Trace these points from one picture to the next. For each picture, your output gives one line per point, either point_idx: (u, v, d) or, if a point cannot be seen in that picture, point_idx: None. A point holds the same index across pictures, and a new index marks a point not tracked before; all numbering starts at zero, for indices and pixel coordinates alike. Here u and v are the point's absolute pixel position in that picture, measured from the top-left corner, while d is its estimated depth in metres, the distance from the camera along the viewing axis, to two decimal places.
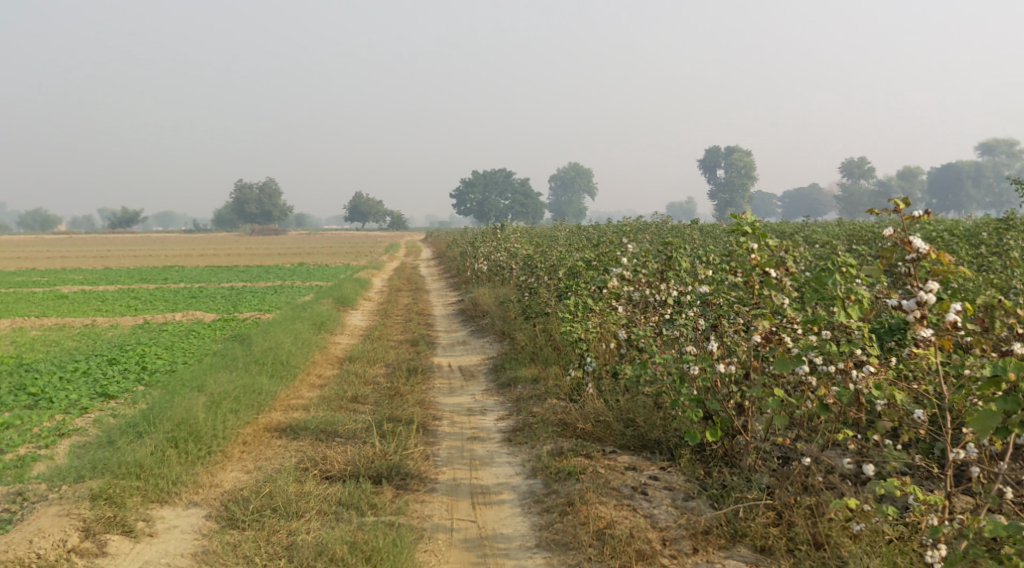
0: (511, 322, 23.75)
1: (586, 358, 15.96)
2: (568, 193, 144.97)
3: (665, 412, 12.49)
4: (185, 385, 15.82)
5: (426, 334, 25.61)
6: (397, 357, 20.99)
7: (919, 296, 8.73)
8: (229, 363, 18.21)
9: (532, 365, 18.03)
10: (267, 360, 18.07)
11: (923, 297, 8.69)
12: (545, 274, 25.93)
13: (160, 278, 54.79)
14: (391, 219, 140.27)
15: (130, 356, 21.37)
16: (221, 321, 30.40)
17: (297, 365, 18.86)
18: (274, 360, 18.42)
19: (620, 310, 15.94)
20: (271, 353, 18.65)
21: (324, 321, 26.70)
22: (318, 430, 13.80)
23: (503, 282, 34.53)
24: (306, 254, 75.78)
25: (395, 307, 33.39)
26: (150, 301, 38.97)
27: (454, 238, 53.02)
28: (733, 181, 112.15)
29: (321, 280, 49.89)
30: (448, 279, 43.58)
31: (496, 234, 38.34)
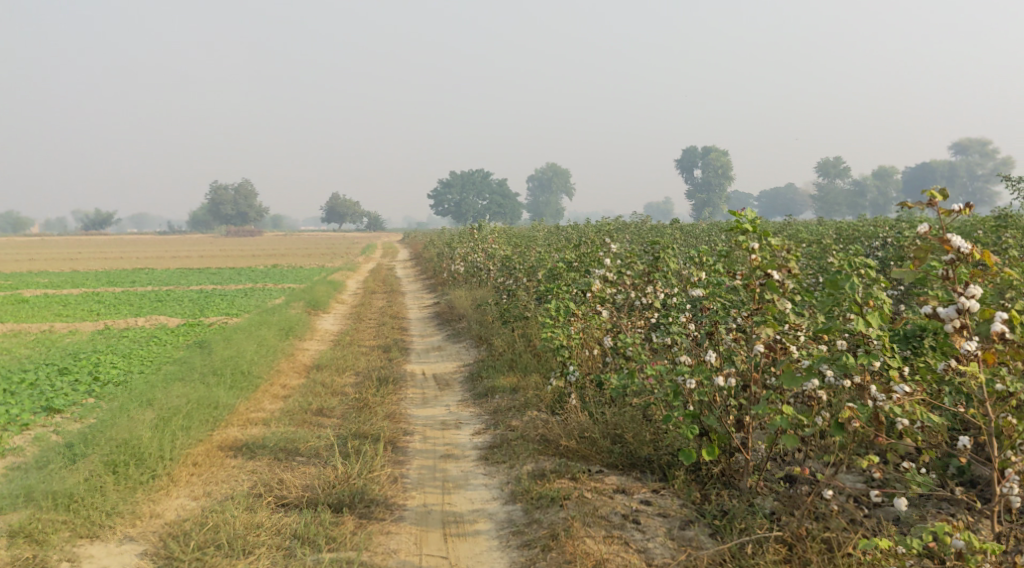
0: (488, 327, 22.65)
1: (569, 366, 14.89)
2: (546, 193, 143.91)
3: (656, 426, 11.42)
4: (135, 399, 14.64)
5: (399, 339, 24.47)
6: (367, 364, 19.83)
7: (962, 303, 8.31)
8: (186, 373, 17.02)
9: (511, 374, 16.93)
10: (226, 370, 16.89)
11: (967, 304, 8.27)
12: (524, 276, 24.83)
13: (129, 281, 53.31)
14: (368, 220, 138.89)
15: (83, 364, 20.12)
16: (186, 326, 29.12)
17: (260, 375, 17.68)
18: (234, 370, 17.24)
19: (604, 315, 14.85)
20: (232, 362, 17.46)
21: (293, 326, 25.51)
22: (276, 448, 12.64)
23: (481, 284, 33.41)
24: (280, 256, 74.39)
25: (369, 311, 32.21)
26: (115, 306, 37.61)
27: (431, 239, 51.83)
28: (711, 180, 111.44)
29: (294, 282, 48.61)
30: (425, 280, 42.42)
31: (472, 234, 37.21)
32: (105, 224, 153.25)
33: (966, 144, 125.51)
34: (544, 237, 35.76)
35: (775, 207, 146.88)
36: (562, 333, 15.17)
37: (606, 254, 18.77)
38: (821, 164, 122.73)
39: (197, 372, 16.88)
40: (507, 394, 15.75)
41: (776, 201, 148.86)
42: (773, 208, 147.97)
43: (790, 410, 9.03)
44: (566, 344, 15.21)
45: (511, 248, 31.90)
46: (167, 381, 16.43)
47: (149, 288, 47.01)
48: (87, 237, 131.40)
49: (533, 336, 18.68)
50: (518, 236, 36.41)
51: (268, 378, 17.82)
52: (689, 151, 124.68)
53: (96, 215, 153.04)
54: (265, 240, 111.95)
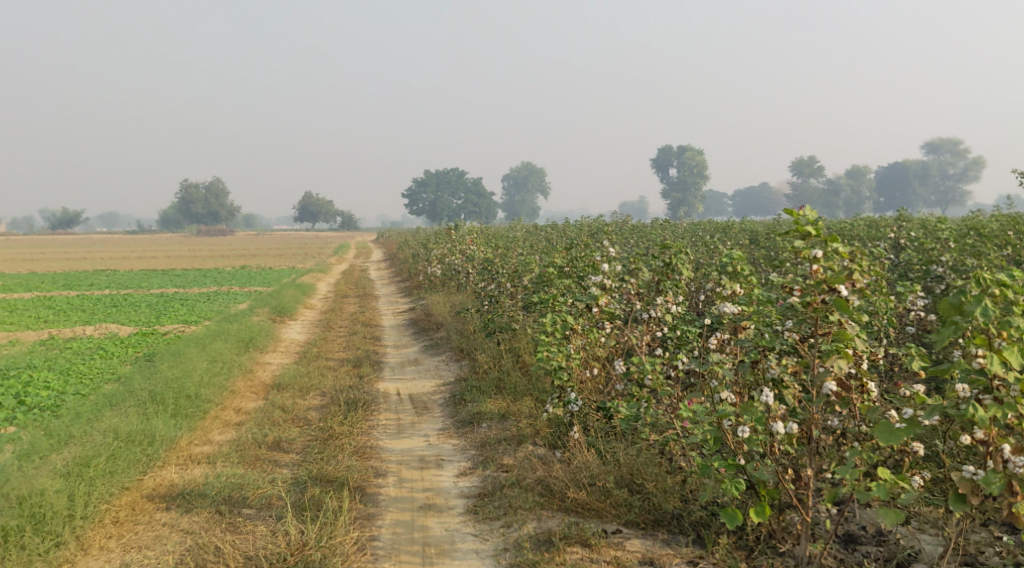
0: (470, 337, 20.52)
1: (570, 392, 12.73)
2: (521, 192, 141.54)
3: (684, 475, 9.65)
4: (58, 431, 12.69)
5: (371, 350, 22.25)
6: (335, 383, 17.57)
7: None
8: (123, 399, 14.86)
9: (498, 396, 14.82)
10: (169, 395, 14.59)
11: None
12: (507, 281, 22.65)
13: (87, 284, 50.66)
14: (341, 219, 136.19)
15: (11, 386, 17.89)
16: (138, 335, 26.82)
17: (211, 399, 15.42)
18: (180, 394, 15.00)
19: (613, 333, 12.68)
20: (177, 382, 15.21)
21: (254, 337, 23.25)
22: (219, 498, 10.43)
23: (459, 290, 31.19)
24: (249, 256, 71.77)
25: (339, 318, 29.93)
26: (65, 313, 35.15)
27: (405, 239, 49.40)
28: (686, 180, 109.44)
29: (260, 285, 46.13)
30: (399, 283, 40.13)
31: (449, 234, 34.88)
32: (73, 224, 149.75)
33: (937, 143, 124.27)
34: (525, 238, 33.52)
35: (749, 207, 145.25)
36: (561, 352, 13.05)
37: (604, 258, 16.70)
38: (797, 163, 121.16)
39: (136, 397, 14.64)
40: (498, 424, 13.51)
41: (752, 200, 147.27)
42: (749, 207, 146.35)
43: (889, 476, 7.75)
44: (565, 366, 13.06)
45: (492, 250, 29.66)
46: (99, 410, 14.29)
47: (106, 292, 44.46)
48: (51, 237, 128.16)
49: (525, 356, 16.42)
50: (497, 237, 34.10)
51: (220, 401, 15.57)
52: (666, 148, 122.72)
53: (63, 213, 149.31)
54: (234, 240, 109.20)
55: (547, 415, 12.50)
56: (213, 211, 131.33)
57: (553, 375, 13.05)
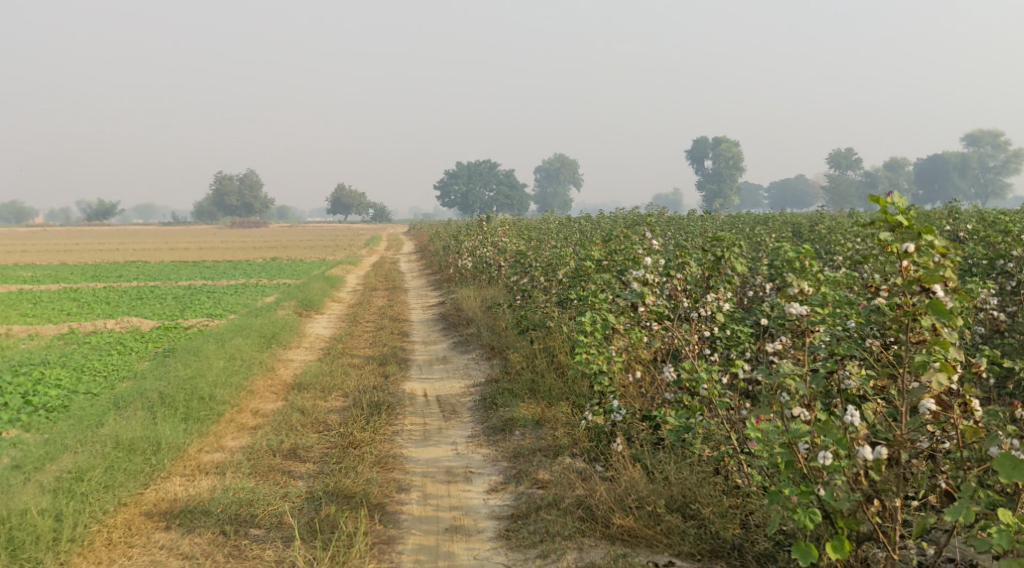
0: (502, 335, 19.48)
1: (612, 399, 11.69)
2: (554, 184, 140.12)
3: (741, 502, 9.15)
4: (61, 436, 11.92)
5: (397, 347, 21.25)
6: (358, 383, 16.55)
7: None
8: (134, 400, 14.00)
9: (532, 401, 13.75)
10: (181, 397, 13.61)
11: None
12: (541, 275, 21.55)
13: (116, 276, 50.09)
14: (373, 210, 135.53)
15: (22, 386, 17.13)
16: (160, 329, 26.01)
17: (226, 400, 14.45)
18: (193, 396, 14.05)
19: (662, 334, 11.60)
20: (189, 382, 14.28)
21: (277, 331, 22.32)
22: (225, 517, 9.67)
23: (491, 283, 30.11)
24: (281, 248, 71.11)
25: (367, 311, 28.97)
26: (89, 306, 34.49)
27: (437, 230, 48.33)
28: (720, 172, 107.70)
29: (288, 277, 45.26)
30: (429, 276, 39.10)
31: (481, 226, 33.76)
32: (108, 215, 150.28)
33: (977, 134, 121.35)
34: (558, 230, 32.33)
35: (785, 200, 142.89)
36: (602, 354, 11.97)
37: (646, 251, 15.57)
38: (835, 154, 118.79)
39: (146, 398, 13.70)
40: (531, 433, 12.33)
41: (788, 192, 144.90)
42: (784, 200, 144.19)
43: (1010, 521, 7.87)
44: (606, 370, 11.95)
45: (525, 243, 28.55)
46: (106, 412, 13.45)
47: (132, 284, 43.83)
48: (86, 229, 128.58)
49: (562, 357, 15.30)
50: (530, 229, 32.92)
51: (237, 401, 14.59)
52: (701, 140, 120.82)
53: (98, 205, 149.95)
54: (265, 231, 108.92)
55: (586, 423, 11.36)
56: (246, 202, 131.14)
57: (592, 380, 11.96)
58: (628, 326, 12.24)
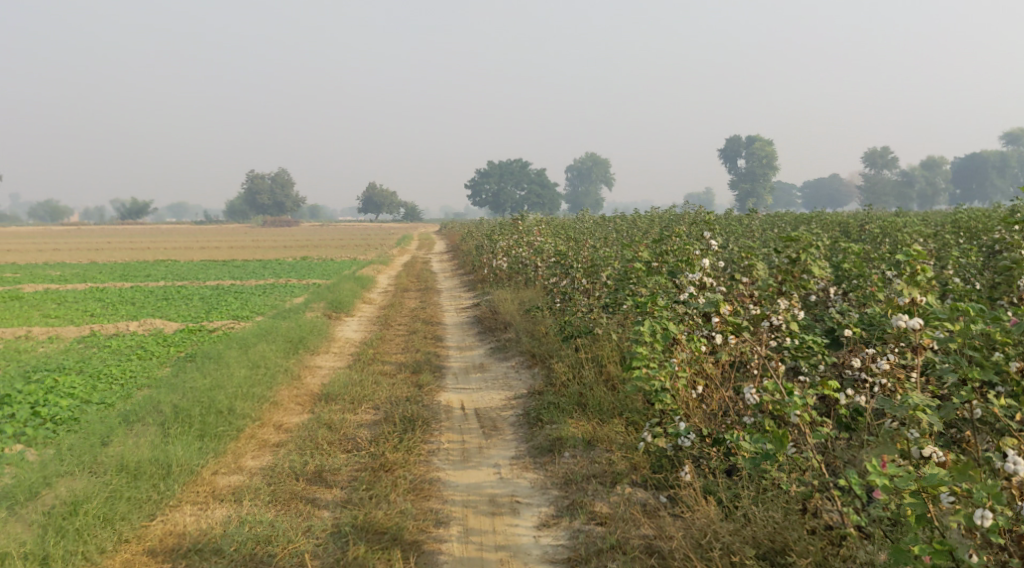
0: (542, 340, 18.33)
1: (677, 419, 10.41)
2: (586, 182, 138.55)
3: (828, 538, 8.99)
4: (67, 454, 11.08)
5: (431, 353, 20.06)
6: (391, 394, 15.40)
7: None
8: (150, 413, 13.08)
9: (582, 417, 12.48)
10: (198, 410, 12.50)
11: None
12: (583, 276, 20.33)
13: (143, 275, 49.28)
14: (404, 209, 134.62)
15: (34, 398, 16.25)
16: (183, 332, 25.08)
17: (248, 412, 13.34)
18: (210, 410, 12.95)
19: (738, 345, 10.31)
20: (206, 394, 13.18)
21: (305, 335, 21.22)
22: (241, 556, 9.42)
23: (528, 285, 28.81)
24: (311, 247, 70.17)
25: (398, 314, 27.90)
26: (114, 306, 33.65)
27: (469, 230, 47.04)
28: (754, 170, 105.79)
29: (318, 277, 44.26)
30: (461, 276, 37.84)
31: (515, 225, 32.48)
32: (142, 213, 150.45)
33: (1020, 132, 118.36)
34: (597, 229, 30.93)
35: (821, 199, 140.45)
36: (664, 369, 10.72)
37: (704, 252, 14.34)
38: (872, 152, 116.39)
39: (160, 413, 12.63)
40: (585, 456, 11.09)
41: (823, 191, 142.44)
42: (818, 199, 141.91)
43: None
44: (670, 389, 10.69)
45: (563, 242, 27.25)
46: (120, 427, 12.55)
47: (161, 284, 43.00)
48: (118, 227, 128.60)
49: (612, 369, 14.08)
50: (567, 228, 31.57)
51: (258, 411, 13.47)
52: (736, 138, 118.84)
53: (131, 205, 150.27)
54: (296, 231, 108.40)
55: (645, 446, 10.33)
56: (277, 201, 130.69)
57: (654, 399, 10.74)
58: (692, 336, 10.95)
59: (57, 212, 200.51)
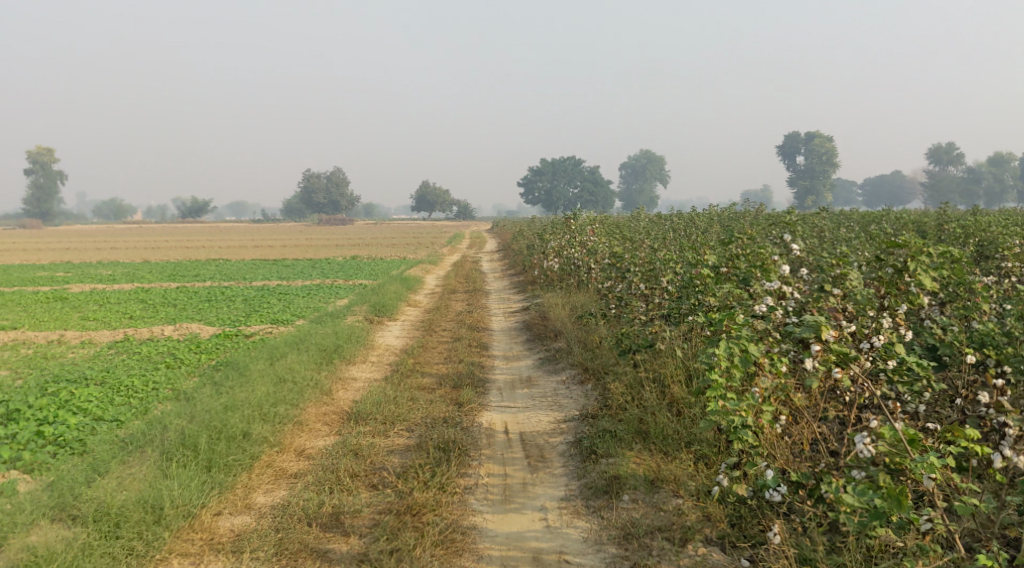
0: (597, 352, 16.79)
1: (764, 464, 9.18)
2: (641, 180, 136.13)
3: None
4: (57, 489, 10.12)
5: (474, 364, 18.51)
6: (427, 414, 13.89)
7: None
8: (158, 434, 11.85)
9: (642, 445, 10.97)
10: (203, 438, 11.00)
11: None
12: (641, 281, 18.73)
13: (190, 276, 48.30)
14: (457, 207, 133.28)
15: (47, 411, 15.12)
16: (217, 337, 23.89)
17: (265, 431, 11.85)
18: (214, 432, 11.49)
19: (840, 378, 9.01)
20: (218, 417, 11.72)
21: (342, 344, 19.87)
22: None
23: (580, 289, 27.15)
24: (363, 246, 68.88)
25: (444, 318, 26.45)
26: (154, 309, 32.50)
27: (521, 229, 45.27)
28: (813, 166, 102.57)
29: (366, 278, 42.88)
30: (513, 277, 36.18)
31: (567, 224, 30.72)
32: (200, 213, 150.82)
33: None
34: (653, 229, 29.10)
35: (882, 196, 136.69)
36: (745, 403, 9.29)
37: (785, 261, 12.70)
38: (933, 148, 112.89)
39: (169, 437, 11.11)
40: (647, 504, 10.03)
41: (884, 188, 138.63)
42: (880, 196, 137.89)
43: None
44: (754, 428, 9.25)
45: (617, 243, 25.53)
46: (123, 454, 11.39)
47: (206, 284, 41.88)
48: (173, 225, 128.74)
49: (677, 392, 12.46)
50: (622, 227, 29.77)
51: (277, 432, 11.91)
52: (794, 134, 115.73)
53: (192, 204, 151.09)
54: (349, 229, 107.73)
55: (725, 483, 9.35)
56: (333, 200, 130.25)
57: (732, 437, 9.35)
58: (776, 360, 9.44)
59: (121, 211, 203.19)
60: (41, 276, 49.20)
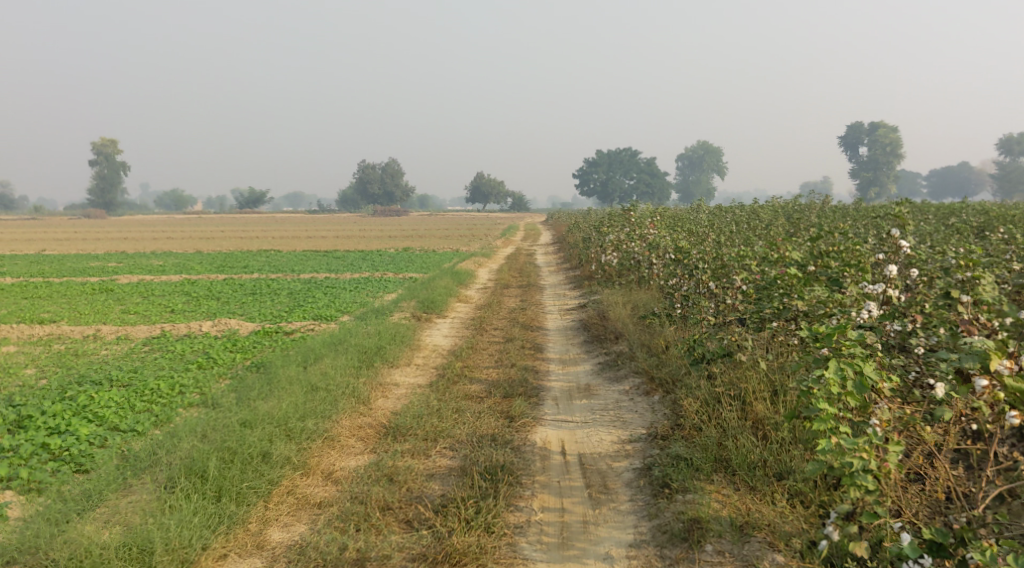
0: (664, 358, 15.16)
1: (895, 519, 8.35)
2: (698, 172, 133.45)
3: None
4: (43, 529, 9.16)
5: (528, 369, 16.94)
6: (473, 431, 12.31)
7: None
8: (168, 449, 10.56)
9: (722, 477, 9.92)
10: (212, 462, 9.83)
11: None
12: (710, 278, 17.02)
13: (239, 267, 47.05)
14: (512, 199, 131.63)
15: (60, 417, 13.71)
16: (256, 334, 22.43)
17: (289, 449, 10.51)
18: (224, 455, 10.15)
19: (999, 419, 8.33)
20: (235, 434, 10.47)
21: (385, 344, 18.35)
22: None
23: (640, 285, 25.40)
24: (414, 238, 67.39)
25: (495, 315, 24.81)
26: (197, 303, 31.14)
27: (576, 221, 43.42)
28: (876, 157, 99.25)
29: (416, 271, 41.37)
30: (568, 272, 34.47)
31: (627, 216, 28.92)
32: (258, 203, 150.69)
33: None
34: (718, 222, 27.19)
35: (948, 188, 132.42)
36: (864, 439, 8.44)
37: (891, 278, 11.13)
38: (1004, 138, 108.50)
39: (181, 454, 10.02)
40: (735, 557, 9.11)
41: (950, 180, 134.19)
42: (946, 189, 133.76)
43: None
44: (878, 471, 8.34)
45: (681, 236, 23.72)
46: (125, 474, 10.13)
47: (254, 276, 40.65)
48: (230, 216, 128.44)
49: (763, 412, 10.88)
50: (684, 220, 27.89)
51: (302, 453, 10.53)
52: (858, 125, 112.18)
53: (249, 194, 151.17)
54: (404, 221, 106.48)
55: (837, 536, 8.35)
56: (388, 191, 129.29)
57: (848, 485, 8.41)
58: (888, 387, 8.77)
59: (180, 203, 204.78)
60: (91, 268, 48.21)
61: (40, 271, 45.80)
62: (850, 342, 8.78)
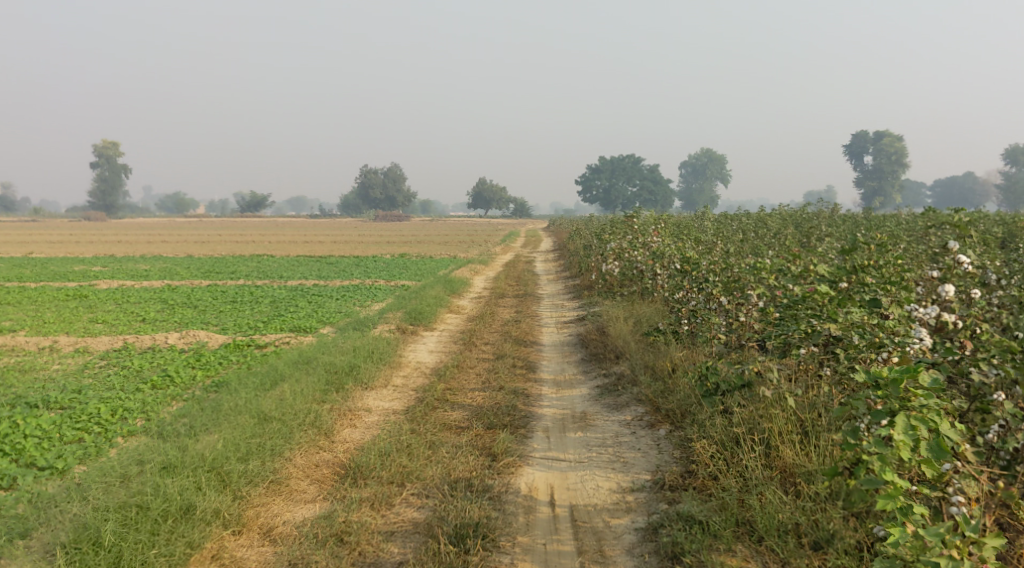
0: (672, 386, 13.28)
1: None
2: (702, 179, 131.64)
3: None
4: None
5: (516, 393, 15.02)
6: (447, 473, 10.46)
7: None
8: (69, 496, 9.48)
9: (747, 546, 8.73)
10: (109, 527, 8.89)
11: None
12: (721, 293, 15.03)
13: (227, 274, 45.02)
14: (514, 206, 129.76)
15: None
16: (225, 347, 20.44)
17: (218, 497, 9.41)
18: (129, 513, 9.17)
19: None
20: (137, 483, 9.44)
21: (359, 362, 16.28)
22: None
23: (643, 298, 23.53)
24: (411, 245, 65.46)
25: (487, 329, 22.90)
26: (172, 311, 29.07)
27: (578, 229, 41.53)
28: (880, 167, 97.27)
29: (409, 280, 39.44)
30: (567, 281, 32.59)
31: (629, 223, 27.00)
32: (260, 208, 148.71)
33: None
34: (725, 230, 25.37)
35: (953, 198, 130.55)
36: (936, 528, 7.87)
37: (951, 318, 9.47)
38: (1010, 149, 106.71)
39: (77, 511, 9.12)
40: None
41: (956, 191, 132.41)
42: (951, 198, 131.85)
43: None
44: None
45: (687, 245, 21.88)
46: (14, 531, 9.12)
47: (242, 283, 38.64)
48: (230, 221, 126.46)
49: (791, 460, 9.27)
50: (689, 228, 26.05)
51: (234, 505, 9.40)
52: (863, 132, 110.22)
53: (249, 198, 149.22)
54: (404, 227, 104.60)
55: None
56: (389, 196, 127.45)
57: None
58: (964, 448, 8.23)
59: (183, 206, 203.56)
60: (75, 273, 46.15)
61: (20, 275, 43.69)
62: (922, 394, 8.09)
